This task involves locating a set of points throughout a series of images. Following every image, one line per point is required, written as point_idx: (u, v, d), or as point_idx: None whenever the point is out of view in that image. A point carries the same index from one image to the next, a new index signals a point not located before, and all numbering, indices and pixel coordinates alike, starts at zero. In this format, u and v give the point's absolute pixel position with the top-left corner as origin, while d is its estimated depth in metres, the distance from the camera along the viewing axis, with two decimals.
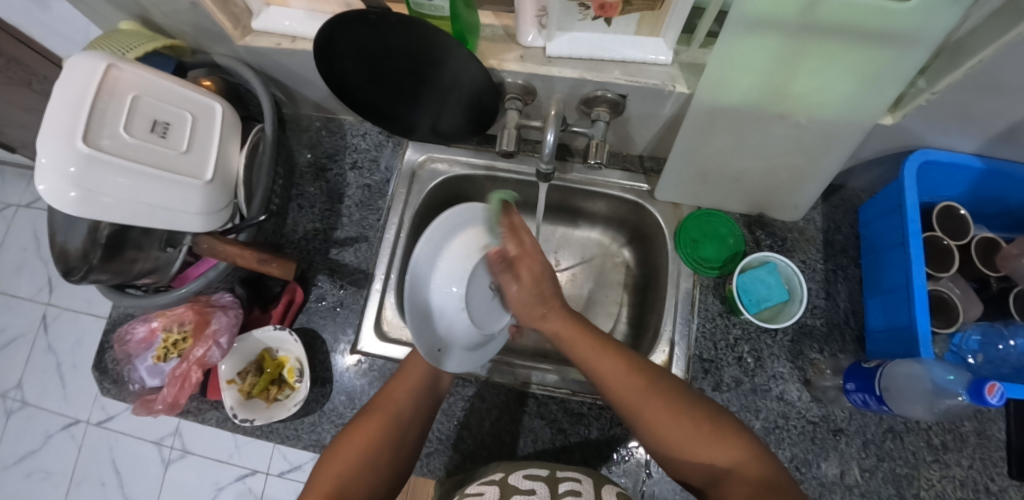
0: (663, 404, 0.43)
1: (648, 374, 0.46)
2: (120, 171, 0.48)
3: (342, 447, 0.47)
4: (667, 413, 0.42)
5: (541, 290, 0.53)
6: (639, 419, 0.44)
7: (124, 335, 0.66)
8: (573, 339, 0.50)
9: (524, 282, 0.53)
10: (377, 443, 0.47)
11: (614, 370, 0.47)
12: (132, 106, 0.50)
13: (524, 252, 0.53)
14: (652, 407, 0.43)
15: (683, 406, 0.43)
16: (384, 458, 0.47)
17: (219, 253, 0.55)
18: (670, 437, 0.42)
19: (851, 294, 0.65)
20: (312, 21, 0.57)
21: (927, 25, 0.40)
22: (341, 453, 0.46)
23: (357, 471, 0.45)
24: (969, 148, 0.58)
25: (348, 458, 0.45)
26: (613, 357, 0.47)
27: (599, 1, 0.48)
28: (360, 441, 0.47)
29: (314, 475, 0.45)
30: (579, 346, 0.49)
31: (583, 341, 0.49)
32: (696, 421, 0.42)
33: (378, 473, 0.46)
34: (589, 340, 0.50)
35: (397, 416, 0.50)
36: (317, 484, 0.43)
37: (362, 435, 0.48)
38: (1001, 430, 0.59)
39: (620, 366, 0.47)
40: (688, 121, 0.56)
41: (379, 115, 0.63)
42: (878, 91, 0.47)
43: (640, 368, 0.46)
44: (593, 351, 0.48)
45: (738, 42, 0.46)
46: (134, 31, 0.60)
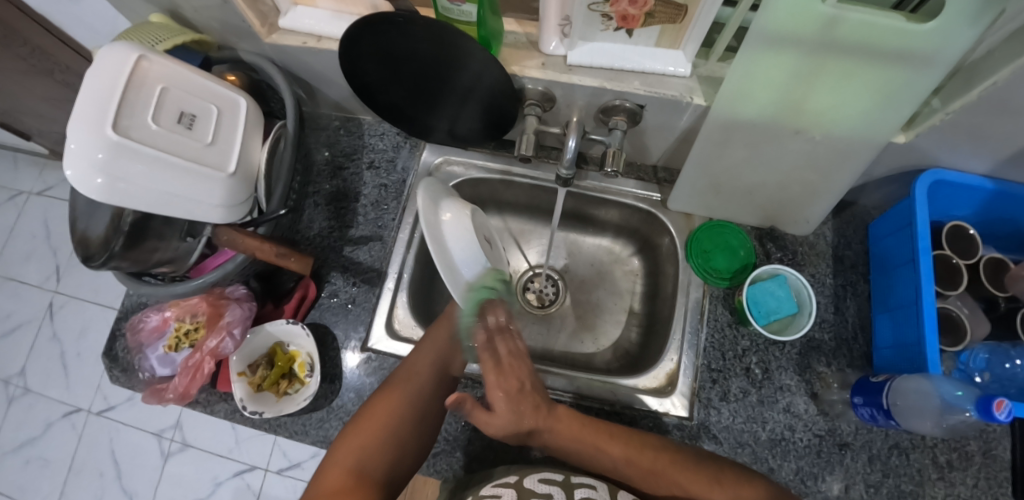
0: (678, 473, 0.47)
1: (655, 449, 0.49)
2: (148, 160, 0.49)
3: (361, 423, 0.50)
4: (687, 481, 0.47)
5: (518, 411, 0.48)
6: (663, 490, 0.48)
7: (137, 323, 0.67)
8: (575, 442, 0.50)
9: (500, 409, 0.48)
10: (395, 421, 0.50)
11: (626, 459, 0.49)
12: (161, 98, 0.51)
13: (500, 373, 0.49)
14: (670, 479, 0.47)
15: (696, 468, 0.47)
16: (401, 435, 0.50)
17: (239, 246, 0.56)
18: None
19: (859, 309, 0.65)
20: (339, 21, 0.58)
21: (945, 46, 0.41)
22: (362, 430, 0.49)
23: (375, 449, 0.48)
24: (980, 169, 0.59)
25: (367, 435, 0.49)
26: (615, 447, 0.49)
27: (622, 12, 0.49)
28: (377, 420, 0.50)
29: (334, 448, 0.48)
30: (581, 450, 0.50)
31: (582, 443, 0.50)
32: (712, 481, 0.46)
33: (398, 450, 0.49)
34: (589, 433, 0.50)
35: (415, 395, 0.52)
36: (337, 460, 0.46)
37: (381, 411, 0.50)
38: (1006, 450, 0.59)
39: (629, 451, 0.49)
40: (703, 133, 0.57)
41: (398, 116, 0.64)
42: (894, 110, 0.48)
43: (646, 448, 0.49)
44: (597, 449, 0.50)
45: (758, 57, 0.46)
46: (163, 24, 0.62)
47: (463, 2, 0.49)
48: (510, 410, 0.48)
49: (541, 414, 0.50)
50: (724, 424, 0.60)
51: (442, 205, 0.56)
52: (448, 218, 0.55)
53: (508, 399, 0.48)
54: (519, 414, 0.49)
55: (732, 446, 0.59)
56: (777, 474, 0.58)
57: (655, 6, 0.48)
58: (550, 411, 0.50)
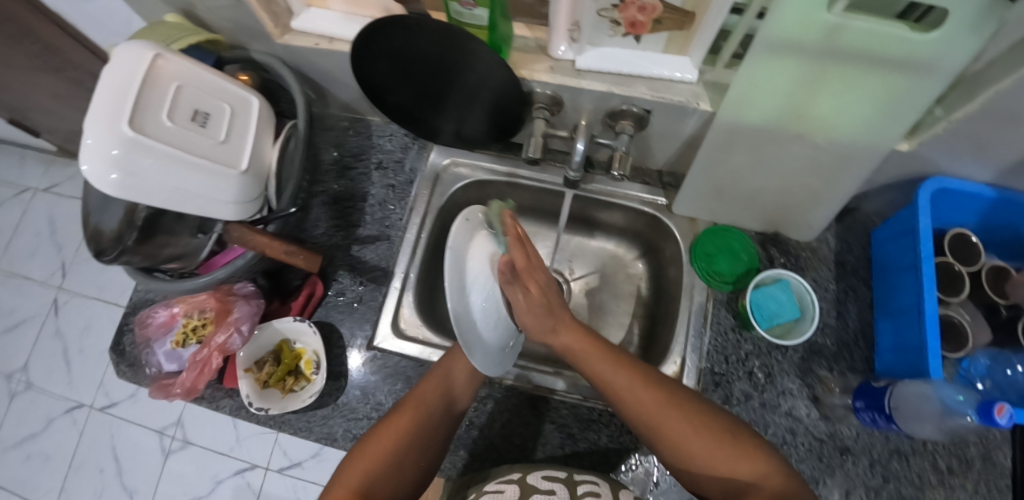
0: (683, 418, 0.43)
1: (667, 388, 0.46)
2: (162, 156, 0.49)
3: (367, 447, 0.49)
4: (689, 427, 0.43)
5: (550, 302, 0.45)
6: (657, 431, 0.44)
7: (145, 319, 0.68)
8: (586, 354, 0.47)
9: (532, 294, 0.44)
10: (402, 447, 0.49)
11: (636, 388, 0.45)
12: (176, 96, 0.52)
13: (531, 266, 0.44)
14: (672, 423, 0.43)
15: (705, 418, 0.44)
16: (407, 460, 0.49)
17: (248, 242, 0.57)
18: (689, 449, 0.43)
19: (861, 315, 0.66)
20: (351, 23, 0.59)
21: (946, 54, 0.42)
22: (370, 450, 0.48)
23: (379, 473, 0.47)
24: (982, 178, 0.59)
25: (372, 460, 0.47)
26: (629, 373, 0.46)
27: (630, 19, 0.50)
28: (383, 445, 0.49)
29: (338, 470, 0.48)
30: (593, 364, 0.46)
31: (595, 359, 0.46)
32: (719, 434, 0.43)
33: (401, 476, 0.48)
34: (601, 354, 0.47)
35: (423, 423, 0.51)
36: (342, 479, 0.46)
37: (387, 437, 0.49)
38: (1006, 457, 0.59)
39: (636, 381, 0.46)
40: (709, 138, 0.57)
41: (406, 117, 0.65)
42: (895, 117, 0.49)
43: (658, 383, 0.46)
44: (608, 369, 0.46)
45: (762, 64, 0.47)
46: (177, 24, 0.63)
47: (475, 6, 0.50)
48: (542, 304, 0.45)
49: (562, 319, 0.47)
50: None
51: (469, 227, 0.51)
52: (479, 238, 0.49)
53: (541, 288, 0.45)
54: (550, 308, 0.46)
55: None
56: None
57: (663, 12, 0.49)
58: (572, 320, 0.48)
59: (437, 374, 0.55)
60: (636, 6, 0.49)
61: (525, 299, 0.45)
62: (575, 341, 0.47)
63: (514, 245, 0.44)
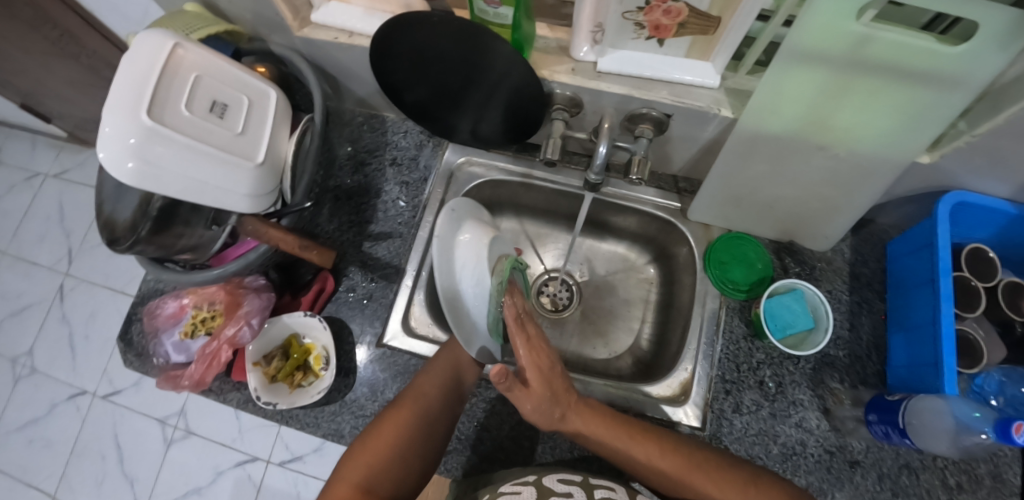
0: (707, 476, 0.46)
1: (683, 450, 0.48)
2: (179, 146, 0.49)
3: (369, 442, 0.49)
4: (713, 485, 0.46)
5: (552, 391, 0.47)
6: (689, 492, 0.47)
7: (155, 309, 0.68)
8: (601, 434, 0.49)
9: (535, 389, 0.46)
10: (404, 442, 0.49)
11: (653, 457, 0.48)
12: (195, 86, 0.52)
13: (532, 354, 0.47)
14: (699, 483, 0.46)
15: (727, 473, 0.46)
16: (409, 455, 0.49)
17: (263, 236, 0.57)
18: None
19: (874, 328, 0.65)
20: (372, 19, 0.59)
21: (973, 70, 0.41)
22: (371, 446, 0.48)
23: (382, 468, 0.47)
24: (1002, 193, 0.59)
25: (374, 454, 0.48)
26: (645, 444, 0.48)
27: (655, 22, 0.50)
28: (385, 439, 0.49)
29: (340, 463, 0.48)
30: (607, 441, 0.49)
31: (609, 436, 0.49)
32: (742, 487, 0.45)
33: (403, 472, 0.49)
34: (612, 427, 0.49)
35: (424, 415, 0.52)
36: (344, 475, 0.46)
37: (388, 431, 0.50)
38: (1017, 475, 0.58)
39: (652, 451, 0.48)
40: (728, 145, 0.57)
41: (423, 115, 0.65)
42: (919, 131, 0.48)
43: (673, 448, 0.48)
44: (624, 444, 0.48)
45: (786, 72, 0.47)
46: (197, 14, 0.63)
47: (499, 4, 0.49)
48: (545, 392, 0.46)
49: (569, 402, 0.49)
50: (735, 436, 0.60)
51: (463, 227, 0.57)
52: (466, 238, 0.55)
53: (542, 378, 0.47)
54: (552, 396, 0.47)
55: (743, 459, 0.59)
56: None
57: (688, 17, 0.49)
58: (579, 398, 0.49)
59: (437, 366, 0.56)
60: (662, 10, 0.48)
61: (529, 397, 0.46)
62: (586, 421, 0.49)
63: (513, 326, 0.48)
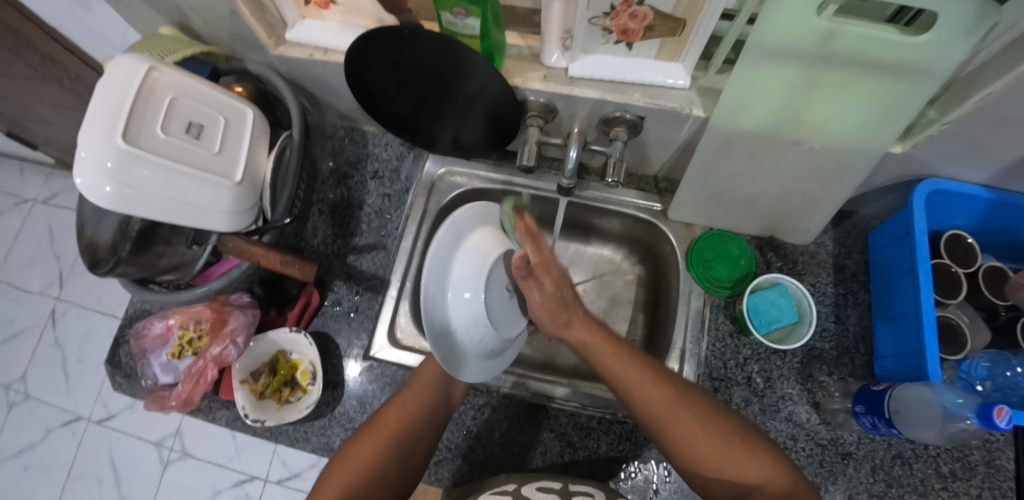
0: (695, 418, 0.43)
1: (678, 387, 0.45)
2: (155, 167, 0.49)
3: (348, 458, 0.49)
4: (699, 427, 0.43)
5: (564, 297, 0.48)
6: (669, 428, 0.43)
7: (141, 330, 0.68)
8: (597, 350, 0.47)
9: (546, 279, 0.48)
10: (382, 458, 0.50)
11: (645, 385, 0.45)
12: (169, 108, 0.52)
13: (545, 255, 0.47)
14: (687, 423, 0.43)
15: (714, 419, 0.43)
16: (388, 471, 0.49)
17: (244, 253, 0.57)
18: (701, 450, 0.42)
19: (861, 319, 0.65)
20: (345, 34, 0.59)
21: (940, 59, 0.42)
22: (349, 463, 0.49)
23: (358, 486, 0.47)
24: (978, 180, 0.59)
25: (352, 470, 0.48)
26: (642, 368, 0.46)
27: (622, 26, 0.50)
28: (363, 455, 0.49)
29: (321, 480, 0.48)
30: (604, 355, 0.47)
31: (609, 353, 0.47)
32: (728, 437, 0.42)
33: (382, 487, 0.49)
34: (612, 347, 0.47)
35: (405, 431, 0.52)
36: (323, 491, 0.47)
37: (366, 447, 0.50)
38: (1010, 460, 0.59)
39: (648, 379, 0.45)
40: (704, 144, 0.58)
41: (402, 125, 0.65)
42: (891, 122, 0.49)
43: (668, 381, 0.45)
44: (620, 363, 0.46)
45: (754, 69, 0.47)
46: (173, 37, 0.64)
47: (467, 16, 0.49)
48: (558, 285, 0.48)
49: (576, 312, 0.48)
50: None
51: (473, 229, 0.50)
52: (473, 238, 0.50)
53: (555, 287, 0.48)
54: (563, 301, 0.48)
55: None
56: None
57: (654, 20, 0.49)
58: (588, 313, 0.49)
59: (423, 381, 0.55)
60: (628, 14, 0.48)
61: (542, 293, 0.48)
62: (586, 335, 0.48)
63: (526, 240, 0.47)
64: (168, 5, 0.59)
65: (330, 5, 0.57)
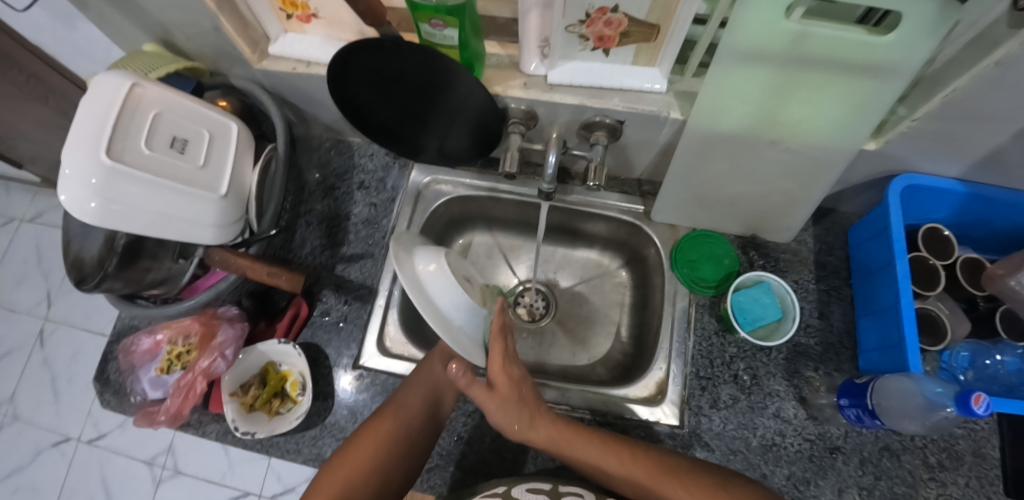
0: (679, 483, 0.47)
1: (655, 457, 0.50)
2: (139, 182, 0.49)
3: (348, 455, 0.50)
4: (685, 489, 0.46)
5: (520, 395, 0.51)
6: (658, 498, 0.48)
7: (130, 346, 0.68)
8: (564, 444, 0.51)
9: (502, 391, 0.50)
10: (383, 454, 0.50)
11: (622, 463, 0.49)
12: (154, 123, 0.53)
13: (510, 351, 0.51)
14: (670, 491, 0.47)
15: (696, 478, 0.47)
16: (388, 468, 0.50)
17: (231, 265, 0.57)
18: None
19: (844, 313, 0.66)
20: (327, 47, 0.60)
21: (905, 58, 0.43)
22: (349, 460, 0.50)
23: (360, 482, 0.48)
24: (951, 174, 0.61)
25: (352, 467, 0.49)
26: (613, 452, 0.50)
27: (598, 33, 0.52)
28: (365, 451, 0.50)
29: (319, 477, 0.49)
30: (571, 446, 0.51)
31: (577, 443, 0.51)
32: (713, 487, 0.46)
33: (382, 485, 0.50)
34: (575, 432, 0.52)
35: (403, 428, 0.53)
36: (321, 489, 0.47)
37: (366, 444, 0.51)
38: (995, 448, 0.59)
39: (624, 456, 0.50)
40: (683, 147, 0.59)
41: (388, 136, 0.65)
42: (864, 119, 0.50)
43: (645, 454, 0.50)
44: (591, 450, 0.50)
45: (728, 72, 0.49)
46: (157, 53, 0.65)
47: (445, 27, 0.50)
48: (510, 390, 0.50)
49: (538, 411, 0.52)
50: (715, 432, 0.61)
51: (419, 257, 0.54)
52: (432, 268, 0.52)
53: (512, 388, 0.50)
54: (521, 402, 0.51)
55: (724, 453, 0.60)
56: (770, 480, 0.59)
57: (629, 26, 0.50)
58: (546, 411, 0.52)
59: (421, 379, 0.57)
60: (603, 21, 0.50)
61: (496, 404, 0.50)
62: (549, 432, 0.51)
63: (496, 335, 0.51)
64: (151, 22, 0.60)
65: (311, 19, 0.58)
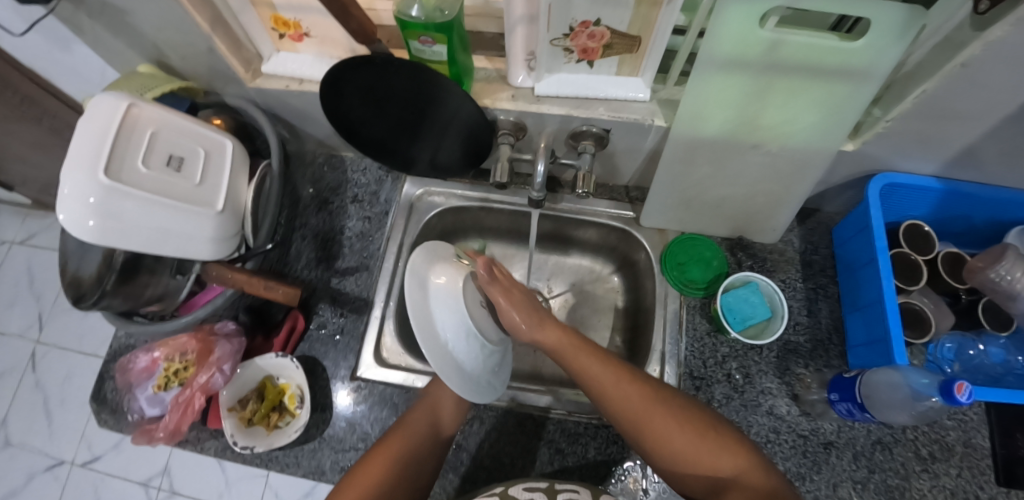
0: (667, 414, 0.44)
1: (651, 385, 0.47)
2: (138, 200, 0.50)
3: (358, 475, 0.48)
4: (674, 422, 0.44)
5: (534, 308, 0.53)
6: (645, 425, 0.44)
7: (127, 364, 0.68)
8: (565, 350, 0.50)
9: (513, 293, 0.53)
10: (393, 474, 0.49)
11: (617, 382, 0.47)
12: (150, 142, 0.53)
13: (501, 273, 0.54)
14: (658, 419, 0.44)
15: (686, 413, 0.45)
16: (397, 489, 0.49)
17: (228, 280, 0.58)
18: (667, 440, 0.43)
19: (832, 311, 0.68)
20: (320, 65, 0.62)
21: (877, 62, 0.45)
22: (358, 481, 0.48)
23: None
24: (928, 172, 0.63)
25: (363, 486, 0.47)
26: (614, 368, 0.48)
27: (582, 45, 0.54)
28: (375, 471, 0.49)
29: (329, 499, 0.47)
30: (577, 356, 0.49)
31: (580, 355, 0.49)
32: (702, 428, 0.44)
33: None
34: (581, 345, 0.50)
35: (413, 449, 0.52)
36: None
37: (375, 465, 0.49)
38: (985, 438, 0.61)
39: (622, 377, 0.47)
40: (668, 152, 0.60)
41: (380, 149, 0.66)
42: (841, 121, 0.52)
43: (639, 379, 0.47)
44: (591, 361, 0.49)
45: (710, 80, 0.50)
46: (151, 74, 0.66)
47: (434, 43, 0.51)
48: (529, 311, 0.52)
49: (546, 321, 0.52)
50: None
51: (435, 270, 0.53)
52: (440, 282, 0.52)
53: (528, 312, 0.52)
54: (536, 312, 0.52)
55: None
56: None
57: (611, 39, 0.52)
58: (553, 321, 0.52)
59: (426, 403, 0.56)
60: (587, 34, 0.52)
61: (513, 307, 0.52)
62: (554, 338, 0.51)
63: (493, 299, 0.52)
64: (147, 44, 0.61)
65: (303, 38, 0.60)
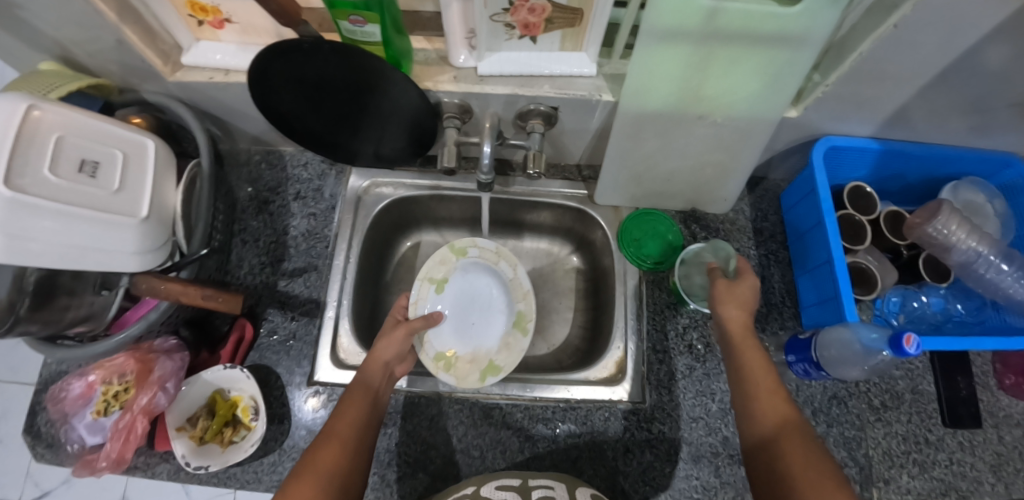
0: (799, 441, 0.41)
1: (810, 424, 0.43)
2: (46, 214, 0.45)
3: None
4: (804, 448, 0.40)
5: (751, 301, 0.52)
6: (777, 446, 0.42)
7: (59, 393, 0.62)
8: (748, 357, 0.48)
9: (738, 284, 0.53)
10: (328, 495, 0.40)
11: (773, 401, 0.45)
12: (57, 147, 0.48)
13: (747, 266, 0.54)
14: (793, 440, 0.42)
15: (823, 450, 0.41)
16: None
17: (161, 292, 0.53)
18: (789, 473, 0.40)
19: (784, 275, 0.70)
20: (245, 55, 0.58)
21: (813, 28, 0.45)
22: None
23: None
24: (866, 133, 0.64)
25: None
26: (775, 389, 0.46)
27: (523, 21, 0.51)
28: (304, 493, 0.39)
29: None
30: (755, 361, 0.48)
31: (760, 362, 0.48)
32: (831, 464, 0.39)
33: None
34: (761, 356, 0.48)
35: (350, 458, 0.44)
36: None
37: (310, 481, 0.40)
38: (930, 384, 0.64)
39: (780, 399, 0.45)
40: (617, 128, 0.59)
41: (320, 143, 0.62)
42: (781, 88, 0.52)
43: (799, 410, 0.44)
44: (764, 375, 0.47)
45: (648, 51, 0.50)
46: (55, 72, 0.59)
47: (366, 23, 0.48)
48: (739, 300, 0.52)
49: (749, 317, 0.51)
50: (676, 402, 0.63)
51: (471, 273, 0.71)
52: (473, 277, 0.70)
53: (744, 296, 0.52)
54: (749, 306, 0.52)
55: (687, 422, 0.62)
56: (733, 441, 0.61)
57: (553, 12, 0.50)
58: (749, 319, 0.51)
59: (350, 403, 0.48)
60: (527, 8, 0.49)
61: (726, 288, 0.53)
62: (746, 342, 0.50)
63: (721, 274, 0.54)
64: (46, 39, 0.55)
65: (224, 24, 0.55)
